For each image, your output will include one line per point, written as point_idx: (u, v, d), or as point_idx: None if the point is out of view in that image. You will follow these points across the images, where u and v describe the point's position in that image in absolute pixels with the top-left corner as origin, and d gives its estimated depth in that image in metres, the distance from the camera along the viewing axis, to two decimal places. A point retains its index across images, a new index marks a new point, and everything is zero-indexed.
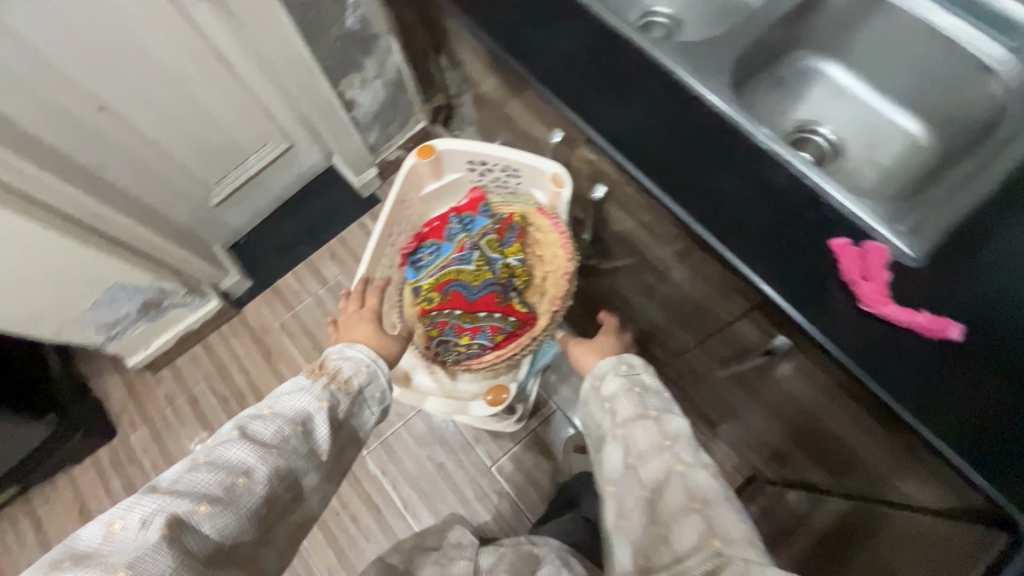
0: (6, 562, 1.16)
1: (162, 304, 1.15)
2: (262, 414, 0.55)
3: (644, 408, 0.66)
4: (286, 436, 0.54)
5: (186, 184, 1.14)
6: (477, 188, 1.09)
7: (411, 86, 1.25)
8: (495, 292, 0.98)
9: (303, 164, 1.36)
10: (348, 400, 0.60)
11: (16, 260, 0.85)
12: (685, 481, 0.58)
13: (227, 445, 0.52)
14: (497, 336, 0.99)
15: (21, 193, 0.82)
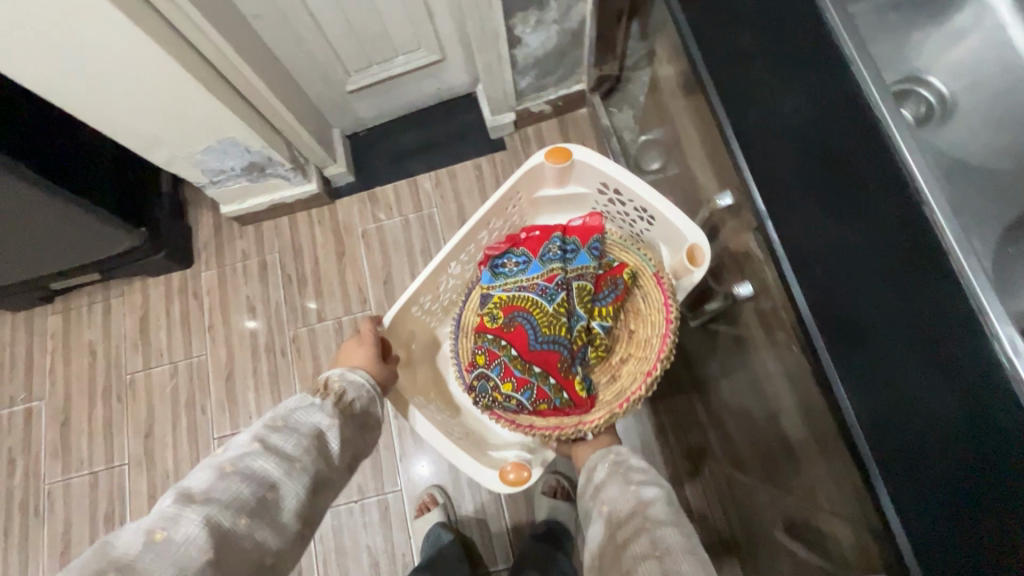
0: (74, 330, 1.31)
1: (265, 170, 1.15)
2: (280, 425, 0.62)
3: (628, 482, 0.74)
4: (305, 447, 0.61)
5: (328, 62, 1.10)
6: (598, 217, 0.98)
7: (587, 43, 1.10)
8: (560, 354, 0.87)
9: (445, 81, 1.28)
10: (353, 420, 0.69)
11: (150, 91, 0.87)
12: (653, 535, 0.64)
13: (255, 456, 0.58)
14: (540, 405, 0.88)
15: (171, 26, 0.81)
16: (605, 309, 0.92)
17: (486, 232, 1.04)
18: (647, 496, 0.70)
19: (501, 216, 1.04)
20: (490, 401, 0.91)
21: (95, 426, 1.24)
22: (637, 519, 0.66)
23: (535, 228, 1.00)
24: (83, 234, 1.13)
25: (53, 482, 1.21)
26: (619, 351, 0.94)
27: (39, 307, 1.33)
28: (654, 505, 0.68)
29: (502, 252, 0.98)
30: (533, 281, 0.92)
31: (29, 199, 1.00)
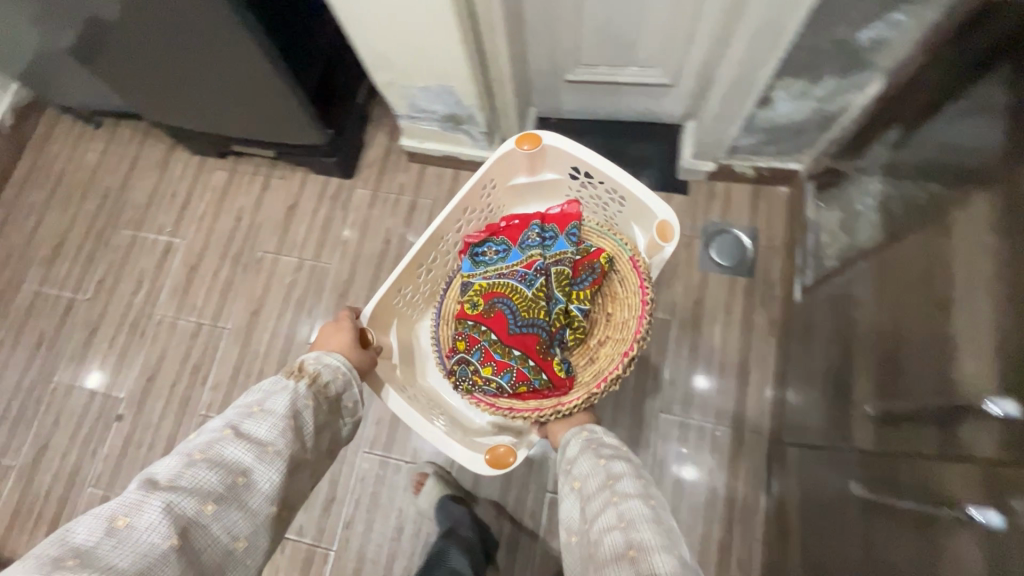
0: (231, 191, 1.39)
1: (460, 125, 1.15)
2: (252, 412, 0.70)
3: (597, 458, 0.82)
4: (274, 434, 0.69)
5: (566, 48, 1.08)
6: (576, 206, 1.11)
7: (835, 131, 1.01)
8: (538, 337, 1.00)
9: (658, 106, 1.23)
10: (323, 404, 0.79)
11: (413, 22, 0.88)
12: (618, 505, 0.70)
13: (223, 446, 0.65)
14: (521, 387, 1.00)
15: None
16: (583, 293, 1.04)
17: (461, 224, 1.15)
18: (615, 473, 0.77)
19: (477, 206, 1.15)
20: (470, 385, 1.03)
21: (216, 283, 1.32)
22: (603, 495, 0.73)
23: (508, 219, 1.13)
24: (268, 107, 1.17)
25: (164, 315, 1.30)
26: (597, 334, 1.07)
27: (212, 158, 1.43)
28: (623, 483, 0.74)
29: (480, 241, 1.11)
30: (514, 270, 1.06)
31: (244, 59, 1.04)
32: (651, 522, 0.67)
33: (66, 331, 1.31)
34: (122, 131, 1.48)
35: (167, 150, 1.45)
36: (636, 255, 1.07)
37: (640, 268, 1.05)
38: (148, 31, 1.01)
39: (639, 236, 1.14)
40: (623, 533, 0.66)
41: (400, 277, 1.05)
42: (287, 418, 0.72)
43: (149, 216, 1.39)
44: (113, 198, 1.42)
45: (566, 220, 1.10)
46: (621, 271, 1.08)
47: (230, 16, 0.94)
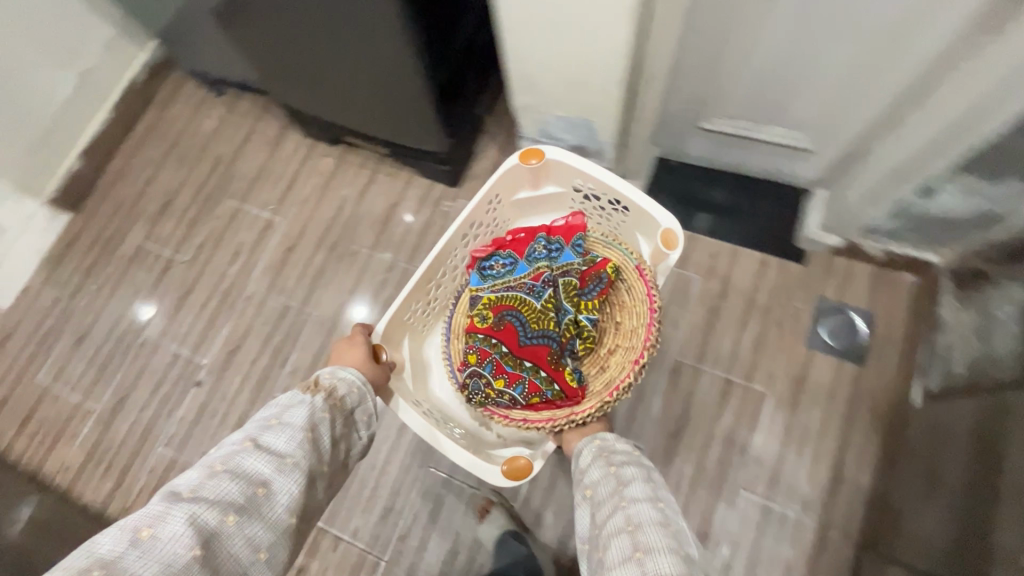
0: (337, 180, 1.40)
1: (584, 157, 1.12)
2: (271, 425, 0.73)
3: (608, 466, 0.84)
4: (294, 445, 0.72)
5: (713, 98, 1.04)
6: (581, 216, 1.07)
7: (994, 231, 0.94)
8: (548, 348, 0.98)
9: (790, 168, 1.17)
10: (338, 416, 0.81)
11: (581, 57, 0.84)
12: (626, 511, 0.74)
13: (243, 459, 0.67)
14: (534, 398, 0.98)
15: (648, 17, 0.77)
16: (592, 302, 1.02)
17: (466, 238, 1.13)
18: (624, 478, 0.81)
19: (481, 218, 1.12)
20: (482, 400, 1.00)
21: (309, 268, 1.33)
22: (613, 500, 0.77)
23: (513, 232, 1.10)
24: (397, 104, 1.17)
25: (255, 291, 1.32)
26: (606, 344, 1.04)
27: (323, 143, 1.45)
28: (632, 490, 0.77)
29: (486, 254, 1.08)
30: (523, 282, 1.04)
31: (392, 56, 1.04)
32: (657, 527, 0.70)
33: (162, 289, 1.35)
34: (242, 102, 1.52)
35: (281, 129, 1.48)
36: (643, 262, 1.04)
37: (648, 276, 1.02)
38: (307, 15, 1.02)
39: (644, 245, 1.11)
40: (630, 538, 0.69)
41: (407, 293, 1.03)
42: (305, 431, 0.74)
43: (254, 190, 1.42)
44: (224, 167, 1.45)
45: (573, 229, 1.07)
46: (629, 280, 1.05)
47: (397, 13, 0.93)
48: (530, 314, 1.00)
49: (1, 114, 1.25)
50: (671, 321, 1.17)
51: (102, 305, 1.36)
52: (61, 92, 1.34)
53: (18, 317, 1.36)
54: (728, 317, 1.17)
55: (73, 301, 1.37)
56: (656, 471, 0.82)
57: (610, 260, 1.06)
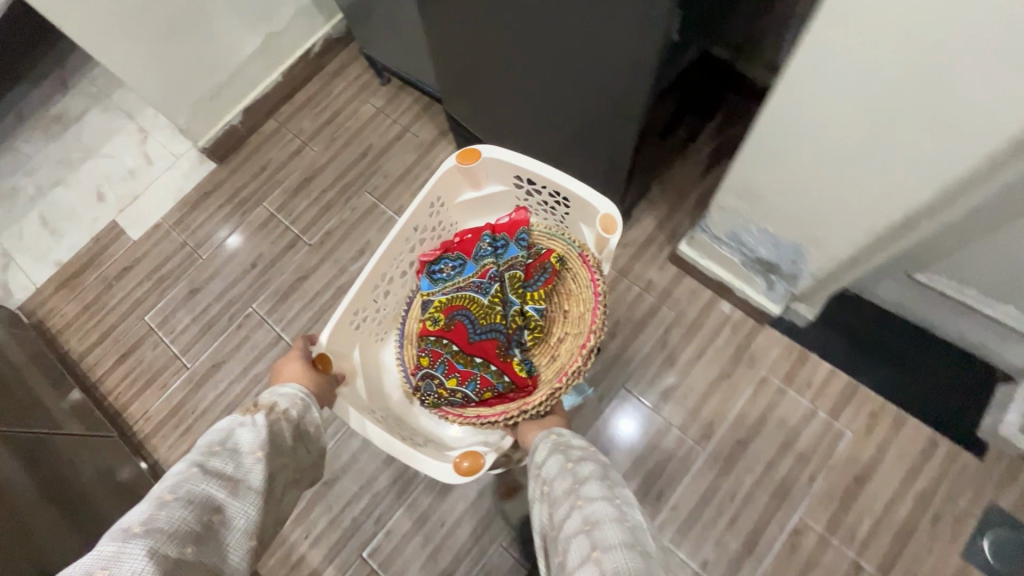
0: None
1: (768, 271, 0.98)
2: (217, 451, 0.71)
3: (563, 464, 0.82)
4: (242, 467, 0.71)
5: (952, 253, 0.88)
6: (524, 213, 1.12)
7: None
8: (497, 342, 1.02)
9: (1000, 349, 1.00)
10: (289, 425, 0.81)
11: (867, 180, 0.67)
12: (585, 511, 0.71)
13: (192, 486, 0.66)
14: (487, 394, 1.01)
15: (961, 192, 0.62)
16: (536, 294, 1.06)
17: (417, 242, 1.15)
18: (581, 476, 0.79)
19: (428, 223, 1.16)
20: (436, 402, 1.02)
21: None
22: (570, 500, 0.74)
23: (462, 238, 1.13)
24: (597, 132, 1.02)
25: None
26: (554, 334, 1.08)
27: None
28: (589, 488, 0.75)
29: (435, 260, 1.12)
30: (471, 283, 1.07)
31: (620, 90, 0.88)
32: (613, 523, 0.68)
33: (281, 266, 1.33)
34: (404, 96, 1.48)
35: (436, 134, 1.43)
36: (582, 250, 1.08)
37: (589, 263, 1.06)
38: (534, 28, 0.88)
39: (587, 235, 1.16)
40: (588, 538, 0.67)
41: (348, 306, 1.05)
42: (254, 452, 0.73)
43: (394, 191, 1.38)
44: (370, 159, 1.41)
45: (516, 228, 1.11)
46: (572, 269, 1.09)
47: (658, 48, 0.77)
48: (479, 311, 1.04)
49: (184, 63, 1.26)
50: (805, 475, 1.03)
51: (222, 265, 1.35)
52: (244, 49, 1.34)
53: (144, 253, 1.38)
54: (875, 492, 1.01)
55: (197, 252, 1.37)
56: (613, 472, 0.80)
57: (554, 252, 1.11)
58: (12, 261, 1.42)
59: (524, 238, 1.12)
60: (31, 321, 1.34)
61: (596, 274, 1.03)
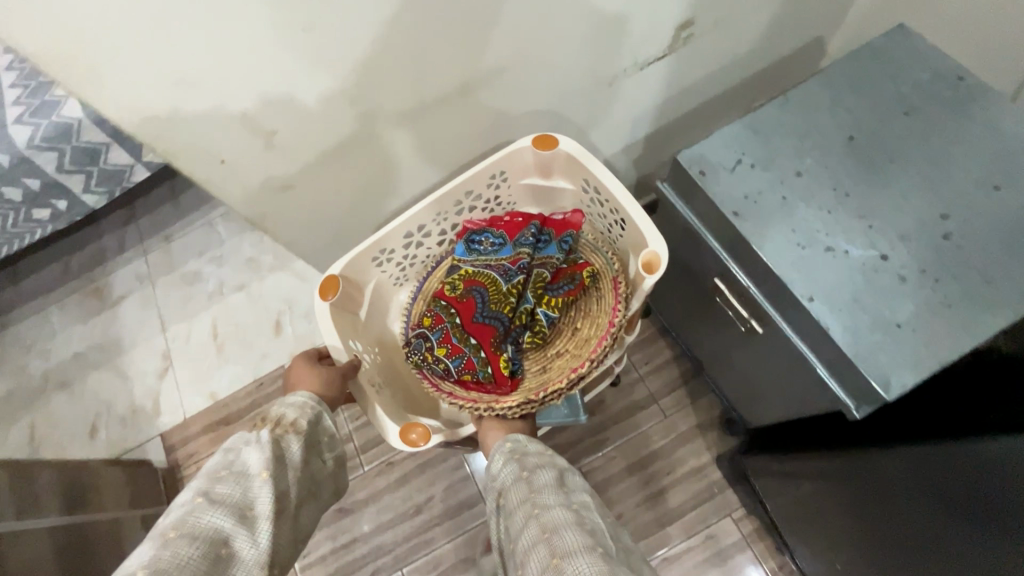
0: (728, 566, 0.97)
1: None
2: (224, 476, 0.49)
3: (519, 468, 0.60)
4: (252, 490, 0.49)
5: None
6: (582, 213, 0.81)
7: None
8: (496, 332, 0.72)
9: None
10: (300, 441, 0.57)
11: None
12: (540, 516, 0.53)
13: (194, 515, 0.45)
14: (463, 376, 0.72)
15: None
16: (557, 300, 0.74)
17: (472, 204, 0.81)
18: (536, 482, 0.58)
19: (482, 194, 0.80)
20: (416, 363, 0.74)
21: None
22: (525, 509, 0.55)
23: (507, 220, 0.82)
24: None
25: None
26: (557, 346, 0.76)
27: (736, 494, 1.01)
28: (545, 492, 0.56)
29: (477, 229, 0.81)
30: (501, 264, 0.77)
31: None
32: (576, 530, 0.50)
33: (449, 526, 1.05)
34: (660, 347, 1.12)
35: (692, 425, 1.06)
36: (619, 275, 0.76)
37: (620, 291, 0.74)
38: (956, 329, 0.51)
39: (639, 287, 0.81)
40: (547, 550, 0.49)
41: (365, 246, 0.75)
42: (261, 474, 0.50)
43: (615, 488, 1.03)
44: (594, 422, 1.08)
45: (563, 230, 0.81)
46: (603, 291, 0.76)
47: None
48: (494, 291, 0.75)
49: None
50: None
51: (382, 490, 1.08)
52: None
53: None
54: None
55: (357, 459, 1.10)
56: (574, 475, 0.60)
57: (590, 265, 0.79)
58: (170, 368, 1.27)
59: (567, 241, 0.79)
60: (167, 460, 1.17)
61: (622, 304, 0.71)
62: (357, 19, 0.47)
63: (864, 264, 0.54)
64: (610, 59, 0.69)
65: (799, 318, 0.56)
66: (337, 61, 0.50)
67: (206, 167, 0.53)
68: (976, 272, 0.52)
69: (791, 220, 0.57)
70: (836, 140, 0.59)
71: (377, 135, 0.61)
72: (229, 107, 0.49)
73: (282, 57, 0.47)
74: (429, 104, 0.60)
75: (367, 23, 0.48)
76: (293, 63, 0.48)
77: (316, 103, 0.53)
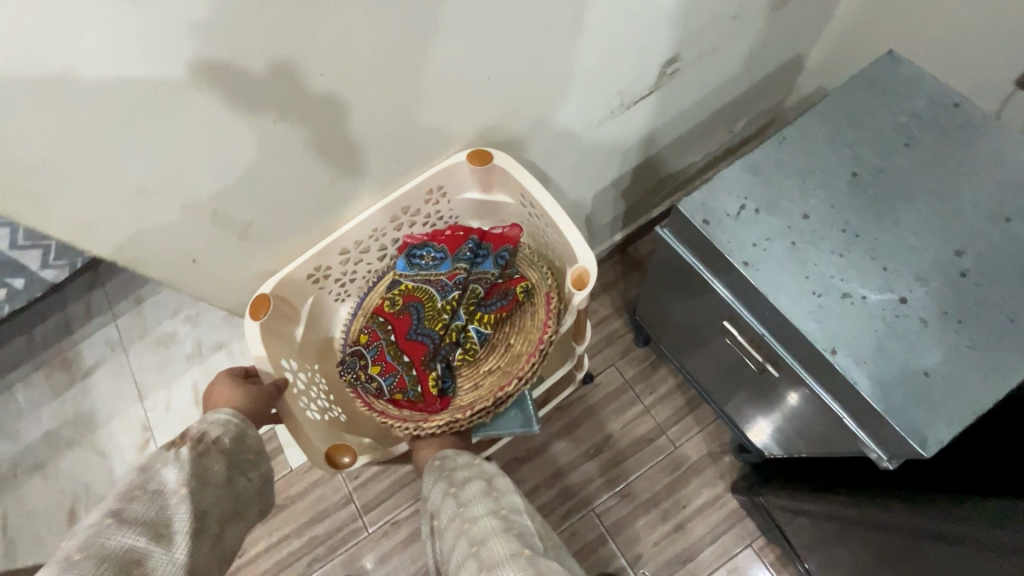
0: None
1: None
2: (137, 494, 0.40)
3: (450, 484, 0.56)
4: (171, 505, 0.41)
5: None
6: (519, 227, 0.65)
7: None
8: (429, 351, 0.60)
9: None
10: (226, 462, 0.48)
11: None
12: (469, 532, 0.49)
13: (101, 538, 0.37)
14: (395, 396, 0.61)
15: None
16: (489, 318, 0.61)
17: (413, 216, 0.63)
18: (465, 496, 0.54)
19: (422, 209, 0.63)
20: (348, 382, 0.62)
21: None
22: (455, 528, 0.51)
23: (448, 229, 0.66)
24: None
25: None
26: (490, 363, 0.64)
27: (753, 522, 0.98)
28: (476, 506, 0.52)
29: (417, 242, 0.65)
30: (437, 276, 0.63)
31: None
32: (504, 537, 0.46)
33: None
34: (663, 375, 1.09)
35: (703, 455, 1.04)
36: (554, 288, 0.64)
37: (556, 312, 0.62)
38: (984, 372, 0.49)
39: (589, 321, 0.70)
40: (476, 566, 0.45)
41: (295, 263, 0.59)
42: (180, 489, 0.42)
43: (632, 527, 1.00)
44: (603, 458, 1.05)
45: (499, 241, 0.65)
46: (538, 310, 0.64)
47: None
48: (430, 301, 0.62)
49: None
50: None
51: (389, 553, 1.02)
52: None
53: (296, 495, 1.06)
54: None
55: (360, 521, 1.04)
56: (505, 480, 0.57)
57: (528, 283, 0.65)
58: (152, 440, 1.19)
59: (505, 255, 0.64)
60: None
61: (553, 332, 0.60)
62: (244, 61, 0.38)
63: (883, 310, 0.52)
64: (597, 101, 0.65)
65: (821, 369, 0.54)
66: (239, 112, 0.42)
67: (172, 270, 0.53)
68: (998, 311, 0.51)
69: (803, 266, 0.55)
70: (839, 177, 0.57)
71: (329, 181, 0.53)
72: (148, 200, 0.45)
73: (175, 131, 0.41)
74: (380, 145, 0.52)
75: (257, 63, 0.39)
76: (188, 129, 0.41)
77: (237, 164, 0.46)
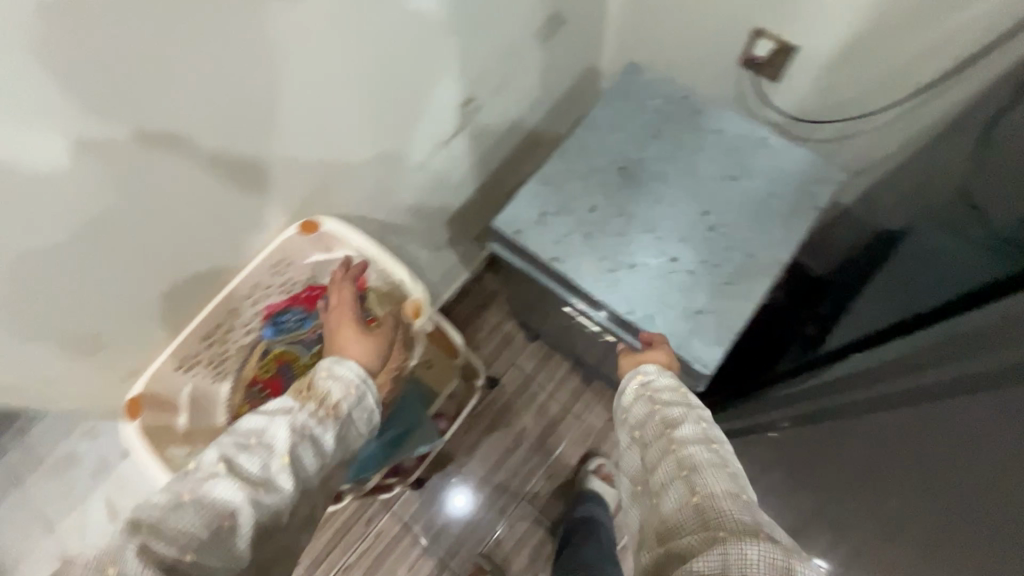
0: None
1: None
2: (250, 444, 0.44)
3: (651, 404, 0.52)
4: (273, 464, 0.44)
5: None
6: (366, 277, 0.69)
7: None
8: None
9: None
10: (337, 425, 0.48)
11: None
12: (685, 457, 0.45)
13: (215, 478, 0.41)
14: None
15: None
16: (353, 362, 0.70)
17: (267, 290, 0.66)
18: (670, 419, 0.49)
19: (272, 282, 0.66)
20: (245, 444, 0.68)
21: None
22: (660, 448, 0.47)
23: (304, 288, 0.70)
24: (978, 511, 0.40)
25: None
26: None
27: None
28: (682, 426, 0.48)
29: (278, 310, 0.68)
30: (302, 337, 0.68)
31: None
32: (720, 472, 0.43)
33: None
34: (558, 362, 1.22)
35: (606, 421, 1.17)
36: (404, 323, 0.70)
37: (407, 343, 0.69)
38: (735, 301, 0.64)
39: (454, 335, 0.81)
40: (685, 491, 0.43)
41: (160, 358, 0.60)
42: (285, 455, 0.44)
43: (561, 503, 1.12)
44: (523, 449, 1.15)
45: None
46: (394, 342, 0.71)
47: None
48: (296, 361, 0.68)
49: None
50: None
51: None
52: None
53: None
54: None
55: None
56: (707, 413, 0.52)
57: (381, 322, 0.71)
58: None
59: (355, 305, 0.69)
60: None
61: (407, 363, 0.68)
62: (85, 63, 0.37)
63: (661, 270, 0.66)
64: (409, 147, 0.74)
65: (629, 328, 0.67)
66: (138, 159, 0.45)
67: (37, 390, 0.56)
68: (739, 250, 0.66)
69: (597, 249, 0.67)
70: (611, 172, 0.71)
71: (192, 196, 0.52)
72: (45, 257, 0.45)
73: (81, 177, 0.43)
74: (225, 151, 0.51)
75: (115, 78, 0.39)
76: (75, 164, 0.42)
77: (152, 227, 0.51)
